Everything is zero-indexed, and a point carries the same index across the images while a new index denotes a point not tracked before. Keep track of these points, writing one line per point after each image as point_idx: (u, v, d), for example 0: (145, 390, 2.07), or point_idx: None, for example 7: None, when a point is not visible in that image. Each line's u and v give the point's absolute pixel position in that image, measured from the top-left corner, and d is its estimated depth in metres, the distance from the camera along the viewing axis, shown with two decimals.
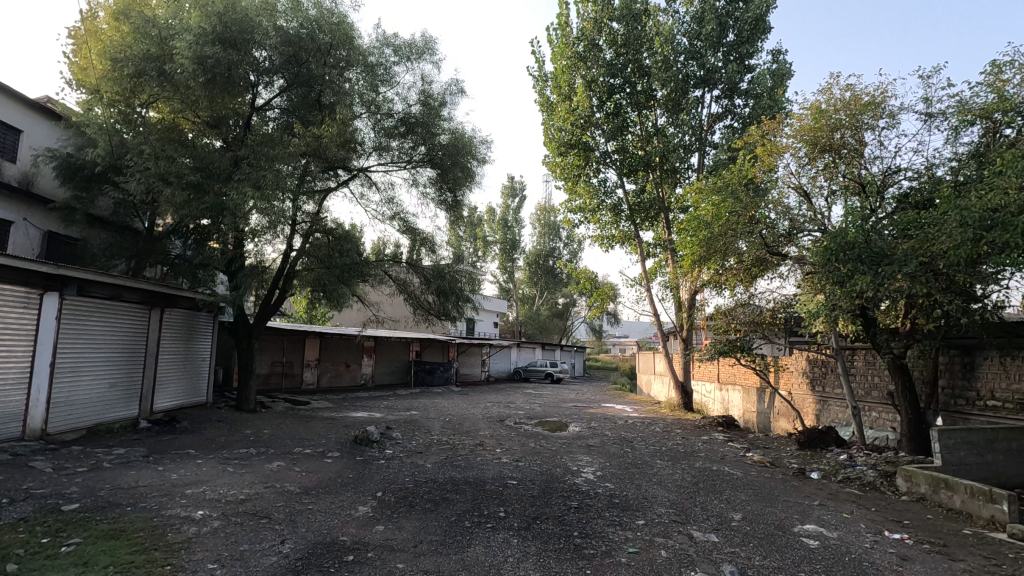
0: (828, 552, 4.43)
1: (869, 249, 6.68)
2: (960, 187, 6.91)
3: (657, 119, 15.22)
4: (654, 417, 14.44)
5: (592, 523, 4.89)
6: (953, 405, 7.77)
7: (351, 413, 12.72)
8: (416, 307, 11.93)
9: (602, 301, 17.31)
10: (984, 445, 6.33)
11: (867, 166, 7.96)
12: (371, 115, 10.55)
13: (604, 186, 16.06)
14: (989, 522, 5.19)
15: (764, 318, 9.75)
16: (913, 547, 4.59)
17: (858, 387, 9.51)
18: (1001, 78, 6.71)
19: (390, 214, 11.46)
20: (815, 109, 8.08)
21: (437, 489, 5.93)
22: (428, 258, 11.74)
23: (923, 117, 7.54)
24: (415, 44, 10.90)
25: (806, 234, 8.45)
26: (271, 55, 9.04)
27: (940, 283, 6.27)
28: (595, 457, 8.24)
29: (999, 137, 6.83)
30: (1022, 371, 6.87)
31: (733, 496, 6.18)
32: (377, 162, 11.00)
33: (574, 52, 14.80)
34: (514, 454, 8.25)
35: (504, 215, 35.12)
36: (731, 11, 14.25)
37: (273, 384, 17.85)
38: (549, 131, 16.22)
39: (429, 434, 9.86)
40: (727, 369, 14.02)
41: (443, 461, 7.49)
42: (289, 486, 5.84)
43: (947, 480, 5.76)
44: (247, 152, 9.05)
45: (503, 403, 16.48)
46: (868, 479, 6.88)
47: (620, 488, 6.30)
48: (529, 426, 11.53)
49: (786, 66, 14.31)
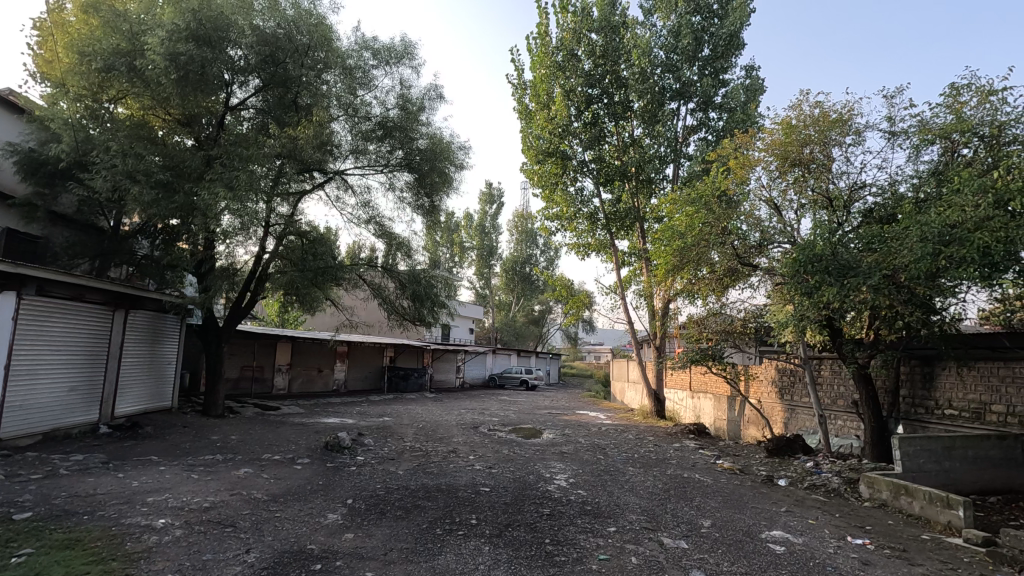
0: (794, 557, 4.52)
1: (836, 261, 6.88)
2: (921, 204, 7.18)
3: (633, 130, 15.47)
4: (627, 425, 14.56)
5: (563, 530, 4.90)
6: (913, 414, 8.03)
7: (321, 419, 12.51)
8: (391, 312, 11.81)
9: (577, 309, 17.39)
10: (942, 453, 6.55)
11: (834, 180, 8.21)
12: (349, 118, 10.46)
13: (581, 194, 16.23)
14: (946, 527, 5.35)
15: (736, 327, 9.94)
16: (875, 552, 4.71)
17: (825, 396, 9.74)
18: (960, 100, 7.02)
19: (366, 218, 11.35)
20: (786, 124, 8.32)
21: (409, 497, 5.86)
22: (403, 263, 11.60)
23: (887, 135, 7.82)
24: (395, 48, 10.88)
25: (776, 246, 8.66)
26: (247, 54, 8.91)
27: (902, 295, 6.48)
28: (568, 464, 8.26)
29: (957, 156, 7.10)
30: (978, 381, 7.15)
31: (703, 503, 6.26)
32: (353, 164, 10.87)
33: (553, 62, 14.96)
34: (488, 461, 8.22)
35: (481, 221, 35.14)
36: (706, 27, 14.61)
37: (242, 388, 17.46)
38: (527, 139, 16.29)
39: (402, 441, 9.77)
40: (699, 377, 14.21)
41: (415, 468, 7.42)
42: (256, 493, 5.70)
43: (908, 487, 5.93)
44: (220, 152, 8.91)
45: (478, 410, 16.41)
46: (833, 486, 7.05)
47: (592, 495, 6.33)
48: (503, 433, 11.51)
49: (759, 82, 14.70)
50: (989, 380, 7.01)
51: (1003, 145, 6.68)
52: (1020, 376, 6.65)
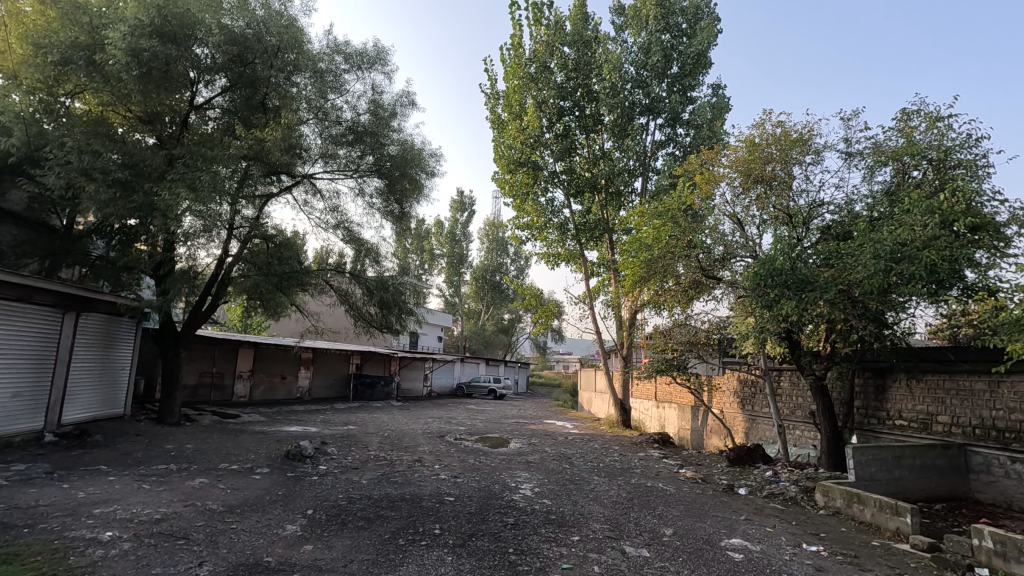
0: (751, 565, 4.62)
1: (795, 275, 7.11)
2: (875, 222, 7.51)
3: (604, 143, 15.73)
4: (593, 434, 14.63)
5: (527, 540, 4.89)
6: (866, 424, 8.35)
7: (283, 427, 12.19)
8: (358, 318, 11.62)
9: (546, 318, 17.44)
10: (892, 461, 6.78)
11: (794, 198, 8.51)
12: (319, 122, 10.29)
13: (552, 205, 16.34)
14: (894, 533, 5.56)
15: (699, 338, 10.14)
16: (828, 559, 4.85)
17: (784, 407, 10.02)
18: (910, 124, 7.40)
19: (334, 223, 11.19)
20: (749, 142, 8.62)
21: (372, 506, 5.76)
22: (372, 269, 11.47)
23: (843, 156, 8.16)
24: (368, 53, 10.80)
25: (739, 259, 8.88)
26: (214, 53, 8.75)
27: (857, 309, 6.75)
28: (534, 474, 8.25)
29: (908, 178, 7.43)
30: (926, 393, 7.48)
31: (665, 511, 6.35)
32: (323, 169, 10.72)
33: (526, 73, 15.10)
34: (453, 470, 8.14)
35: (452, 228, 35.02)
36: (675, 45, 15.02)
37: (200, 396, 16.89)
38: (499, 148, 16.32)
39: (366, 449, 9.60)
40: (664, 388, 14.42)
41: (379, 478, 7.30)
42: (212, 504, 5.51)
43: (860, 494, 6.13)
44: (183, 152, 8.73)
45: (445, 419, 16.22)
46: (790, 494, 7.24)
47: (557, 504, 6.34)
48: (469, 443, 11.42)
49: (724, 100, 15.14)
50: (935, 392, 7.35)
51: (949, 169, 7.06)
52: (964, 389, 6.99)
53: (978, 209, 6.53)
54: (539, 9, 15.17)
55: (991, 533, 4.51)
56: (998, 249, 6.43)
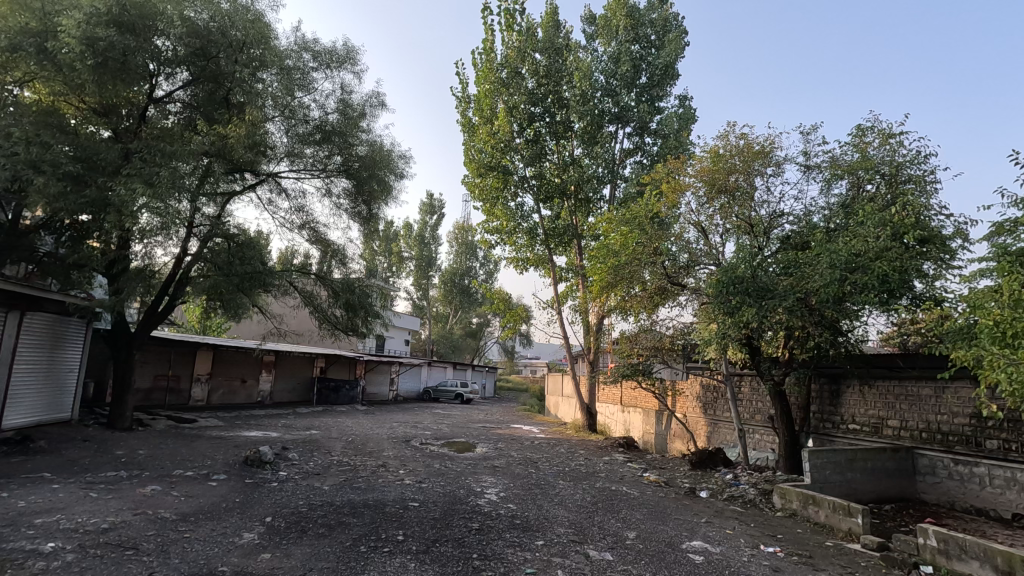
0: (711, 567, 4.71)
1: (755, 283, 7.30)
2: (831, 233, 7.79)
3: (573, 150, 15.90)
4: (559, 438, 14.71)
5: (491, 545, 4.87)
6: (821, 428, 8.65)
7: (242, 432, 11.83)
8: (322, 321, 11.37)
9: (515, 322, 17.43)
10: (845, 464, 7.02)
11: (756, 209, 8.76)
12: (285, 119, 10.07)
13: (521, 210, 16.40)
14: (847, 534, 5.76)
15: (664, 343, 10.30)
16: (784, 559, 4.99)
17: (744, 411, 10.29)
18: (864, 140, 7.72)
19: (299, 223, 10.96)
20: (714, 153, 8.84)
21: (333, 513, 5.64)
22: (338, 271, 11.29)
23: (803, 168, 8.45)
24: (337, 52, 10.64)
25: (702, 267, 9.09)
26: (175, 46, 8.50)
27: (814, 317, 6.99)
28: (499, 478, 8.23)
29: (862, 191, 7.75)
30: (877, 398, 7.79)
31: (628, 515, 6.42)
32: (288, 167, 10.48)
33: (497, 78, 15.14)
34: (418, 475, 8.05)
35: (421, 231, 34.78)
36: (644, 56, 15.31)
37: (154, 400, 16.36)
38: (469, 152, 16.28)
39: (329, 455, 9.40)
40: (630, 392, 14.61)
41: (342, 484, 7.15)
42: (164, 513, 5.29)
43: (815, 496, 6.32)
44: (140, 146, 8.42)
45: (410, 423, 16.02)
46: (749, 497, 7.43)
47: (522, 509, 6.33)
48: (435, 447, 11.32)
49: (691, 112, 15.50)
50: (885, 397, 7.67)
51: (900, 183, 7.39)
52: (912, 394, 7.30)
53: (927, 223, 6.87)
54: (512, 15, 15.26)
55: (935, 532, 4.72)
56: (944, 261, 6.78)
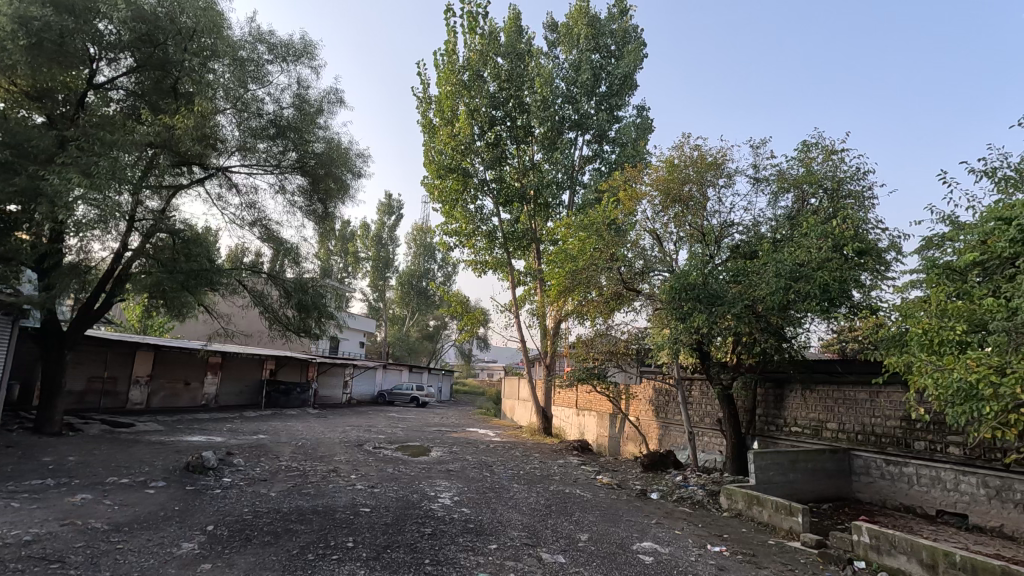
0: (660, 567, 4.81)
1: (706, 290, 7.49)
2: (778, 243, 8.12)
3: (533, 155, 16.01)
4: (515, 442, 14.72)
5: (443, 550, 4.82)
6: (766, 431, 9.00)
7: (184, 437, 11.30)
8: (273, 322, 11.00)
9: (472, 326, 17.36)
10: (787, 465, 7.30)
11: (708, 218, 9.05)
12: (237, 112, 9.69)
13: (480, 213, 16.37)
14: (788, 532, 5.99)
15: (619, 348, 10.47)
16: (729, 558, 5.15)
17: (694, 414, 10.60)
18: (810, 156, 8.10)
19: (250, 219, 10.59)
20: (670, 163, 9.06)
21: (280, 520, 5.45)
22: (291, 271, 10.89)
23: (753, 180, 8.78)
24: (294, 45, 10.33)
25: (657, 273, 9.31)
26: (119, 30, 8.10)
27: (760, 324, 7.27)
28: (454, 482, 8.16)
29: (806, 204, 8.12)
30: (817, 402, 8.17)
31: (581, 517, 6.49)
32: (239, 162, 10.10)
33: (459, 80, 15.07)
34: (370, 480, 7.89)
35: (378, 232, 34.23)
36: (604, 65, 15.59)
37: (88, 403, 15.48)
38: (429, 153, 16.11)
39: (277, 460, 9.10)
40: (585, 396, 14.79)
41: (290, 490, 6.92)
42: (94, 523, 4.98)
43: (759, 497, 6.56)
44: (77, 133, 7.95)
45: (364, 427, 15.68)
46: (697, 498, 7.63)
47: (476, 513, 6.30)
48: (388, 451, 11.13)
49: (648, 122, 15.88)
50: (825, 401, 8.05)
51: (841, 198, 7.78)
52: (850, 398, 7.68)
53: (865, 235, 7.27)
54: (474, 18, 15.24)
55: (868, 529, 4.97)
56: (880, 272, 7.22)
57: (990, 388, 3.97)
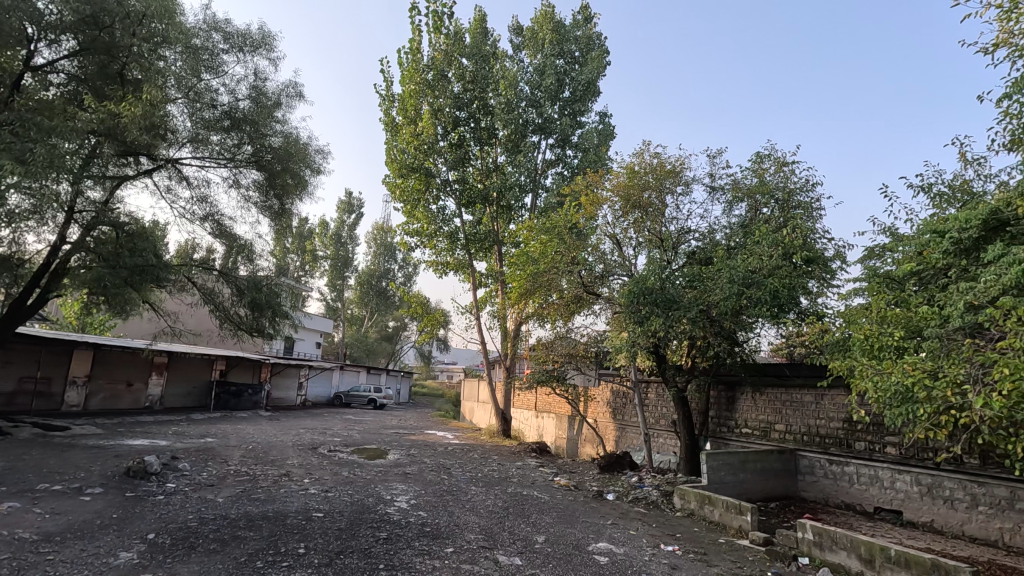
0: (615, 567, 4.87)
1: (664, 294, 7.66)
2: (731, 250, 8.39)
3: (496, 157, 16.03)
4: (474, 444, 14.66)
5: (399, 554, 4.74)
6: (718, 432, 9.27)
7: (125, 440, 10.74)
8: (224, 321, 10.59)
9: (432, 327, 17.21)
10: (738, 465, 7.52)
11: (666, 224, 9.27)
12: (189, 103, 9.32)
13: (442, 213, 16.25)
14: (737, 530, 6.18)
15: (578, 350, 10.57)
16: (681, 557, 5.26)
17: (650, 416, 10.82)
18: (762, 166, 8.40)
19: (201, 214, 10.19)
20: (630, 169, 9.23)
21: (228, 527, 5.25)
22: (244, 268, 10.53)
23: (709, 189, 9.05)
24: (251, 36, 10.01)
25: (616, 277, 9.47)
26: (61, 10, 7.61)
27: (714, 328, 7.49)
28: (411, 485, 8.05)
29: (758, 213, 8.41)
30: (766, 404, 8.47)
31: (539, 519, 6.51)
32: (190, 154, 9.68)
33: (423, 79, 14.94)
34: (324, 484, 7.69)
35: (337, 230, 33.51)
36: (568, 71, 15.77)
37: (18, 405, 14.74)
38: (391, 151, 15.86)
39: (226, 464, 8.76)
40: (544, 398, 14.87)
41: (238, 495, 6.67)
42: (22, 533, 4.66)
43: (710, 496, 6.73)
44: (10, 116, 7.22)
45: (319, 430, 15.28)
46: (652, 498, 7.78)
47: (433, 516, 6.23)
48: (344, 455, 10.88)
49: (610, 128, 16.15)
50: (774, 403, 8.35)
51: (791, 208, 8.11)
52: (796, 401, 7.99)
53: (812, 245, 7.61)
54: (439, 18, 15.15)
55: (811, 526, 5.18)
56: (825, 279, 7.58)
57: (924, 392, 4.16)
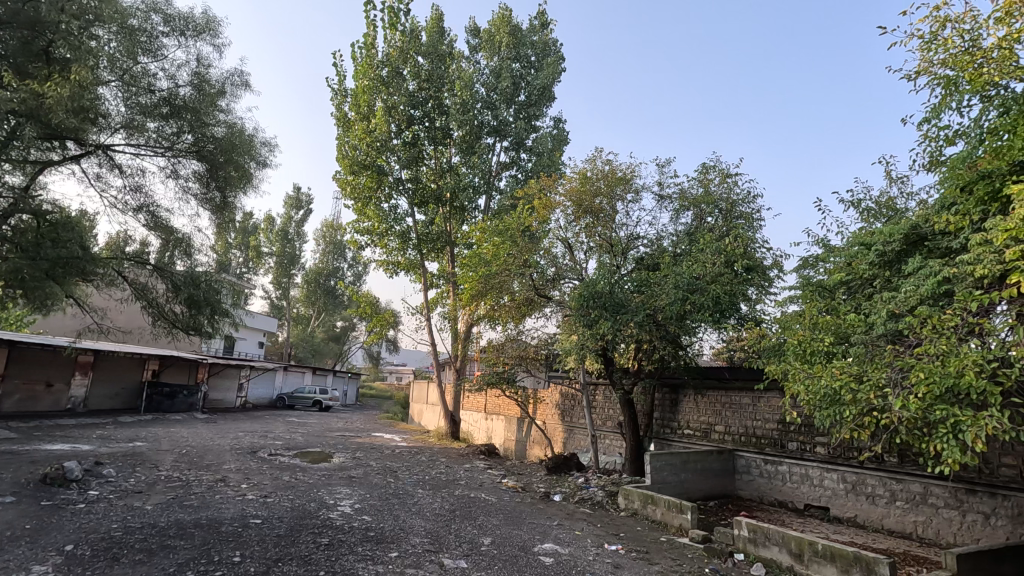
0: (559, 567, 4.92)
1: (612, 298, 7.81)
2: (677, 257, 8.66)
3: (451, 158, 15.96)
4: (422, 446, 14.49)
5: (340, 560, 4.62)
6: (661, 433, 9.54)
7: (42, 445, 9.97)
8: (157, 318, 9.99)
9: (381, 327, 16.88)
10: (680, 466, 7.75)
11: (616, 230, 9.46)
12: (125, 87, 8.54)
13: (394, 212, 16.00)
14: (678, 529, 6.37)
15: (528, 353, 10.64)
16: (624, 556, 5.37)
17: (597, 418, 11.03)
18: (708, 177, 8.72)
19: (135, 204, 9.64)
20: (582, 175, 9.38)
21: (156, 536, 4.96)
22: (181, 262, 10.02)
23: (657, 197, 9.31)
24: (194, 20, 9.44)
25: (567, 281, 9.59)
26: None
27: (659, 332, 7.72)
28: (355, 489, 7.87)
29: (703, 222, 8.72)
30: (707, 406, 8.79)
31: (485, 521, 6.50)
32: (124, 140, 8.98)
33: (377, 75, 14.68)
34: (263, 489, 7.40)
35: (284, 226, 32.42)
36: (523, 75, 15.89)
37: None
38: (342, 147, 15.48)
39: (156, 469, 8.30)
40: (494, 400, 14.88)
41: (169, 502, 6.32)
42: None
43: (653, 496, 6.91)
44: None
45: (259, 433, 14.69)
46: (597, 499, 7.91)
47: (377, 520, 6.10)
48: (285, 458, 10.52)
49: (564, 133, 16.37)
50: (714, 405, 8.67)
51: (733, 218, 8.47)
52: (735, 403, 8.33)
53: (752, 254, 7.99)
54: (396, 14, 14.94)
55: (747, 524, 5.40)
56: (763, 287, 7.96)
57: (850, 394, 4.44)
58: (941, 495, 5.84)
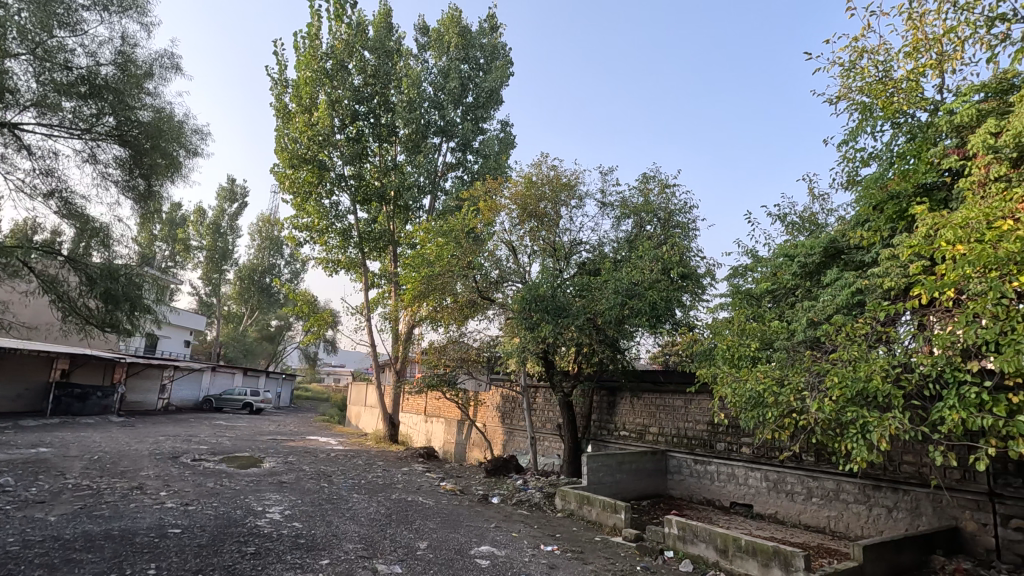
0: (495, 569, 4.93)
1: (553, 302, 7.94)
2: (617, 263, 8.90)
3: (395, 156, 15.72)
4: (358, 450, 14.13)
5: (267, 570, 4.42)
6: (598, 434, 9.75)
7: None
8: (68, 314, 9.11)
9: (319, 327, 16.32)
10: (615, 466, 7.95)
11: (559, 235, 9.61)
12: (36, 61, 7.71)
13: (335, 209, 15.54)
14: (612, 528, 6.52)
15: (470, 355, 10.60)
16: (560, 556, 5.45)
17: (537, 420, 11.15)
18: (648, 186, 9.01)
19: (45, 189, 8.86)
20: (528, 179, 9.44)
21: (60, 549, 4.57)
22: (99, 254, 9.29)
23: (600, 204, 9.53)
24: None
25: (510, 283, 9.66)
26: None
27: (599, 335, 7.89)
28: (286, 495, 7.56)
29: (643, 230, 8.99)
30: (642, 408, 9.07)
31: (422, 525, 6.40)
32: (34, 119, 8.14)
33: (321, 67, 14.21)
34: (184, 496, 6.97)
35: (216, 219, 30.86)
36: (472, 76, 15.87)
37: None
38: (281, 139, 14.89)
39: (62, 477, 7.65)
40: (434, 402, 14.73)
41: (76, 513, 5.83)
42: None
43: (589, 496, 7.04)
44: None
45: (182, 437, 13.84)
46: (535, 500, 7.98)
47: (309, 527, 5.89)
48: (210, 464, 9.97)
49: (510, 137, 16.47)
50: (648, 407, 8.95)
51: (671, 227, 8.78)
52: (668, 405, 8.63)
53: (687, 262, 8.35)
54: (342, 6, 14.54)
55: (676, 522, 5.60)
56: (697, 294, 8.31)
57: (772, 397, 4.70)
58: (851, 491, 6.28)
